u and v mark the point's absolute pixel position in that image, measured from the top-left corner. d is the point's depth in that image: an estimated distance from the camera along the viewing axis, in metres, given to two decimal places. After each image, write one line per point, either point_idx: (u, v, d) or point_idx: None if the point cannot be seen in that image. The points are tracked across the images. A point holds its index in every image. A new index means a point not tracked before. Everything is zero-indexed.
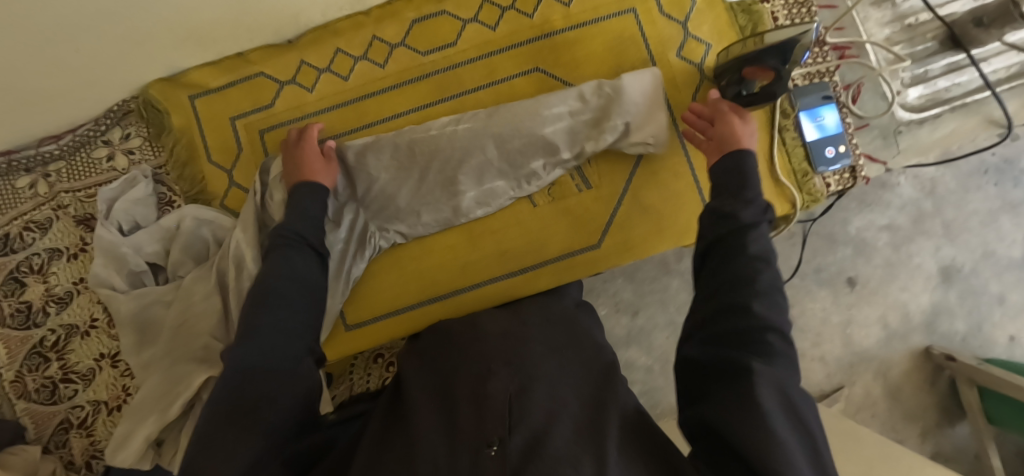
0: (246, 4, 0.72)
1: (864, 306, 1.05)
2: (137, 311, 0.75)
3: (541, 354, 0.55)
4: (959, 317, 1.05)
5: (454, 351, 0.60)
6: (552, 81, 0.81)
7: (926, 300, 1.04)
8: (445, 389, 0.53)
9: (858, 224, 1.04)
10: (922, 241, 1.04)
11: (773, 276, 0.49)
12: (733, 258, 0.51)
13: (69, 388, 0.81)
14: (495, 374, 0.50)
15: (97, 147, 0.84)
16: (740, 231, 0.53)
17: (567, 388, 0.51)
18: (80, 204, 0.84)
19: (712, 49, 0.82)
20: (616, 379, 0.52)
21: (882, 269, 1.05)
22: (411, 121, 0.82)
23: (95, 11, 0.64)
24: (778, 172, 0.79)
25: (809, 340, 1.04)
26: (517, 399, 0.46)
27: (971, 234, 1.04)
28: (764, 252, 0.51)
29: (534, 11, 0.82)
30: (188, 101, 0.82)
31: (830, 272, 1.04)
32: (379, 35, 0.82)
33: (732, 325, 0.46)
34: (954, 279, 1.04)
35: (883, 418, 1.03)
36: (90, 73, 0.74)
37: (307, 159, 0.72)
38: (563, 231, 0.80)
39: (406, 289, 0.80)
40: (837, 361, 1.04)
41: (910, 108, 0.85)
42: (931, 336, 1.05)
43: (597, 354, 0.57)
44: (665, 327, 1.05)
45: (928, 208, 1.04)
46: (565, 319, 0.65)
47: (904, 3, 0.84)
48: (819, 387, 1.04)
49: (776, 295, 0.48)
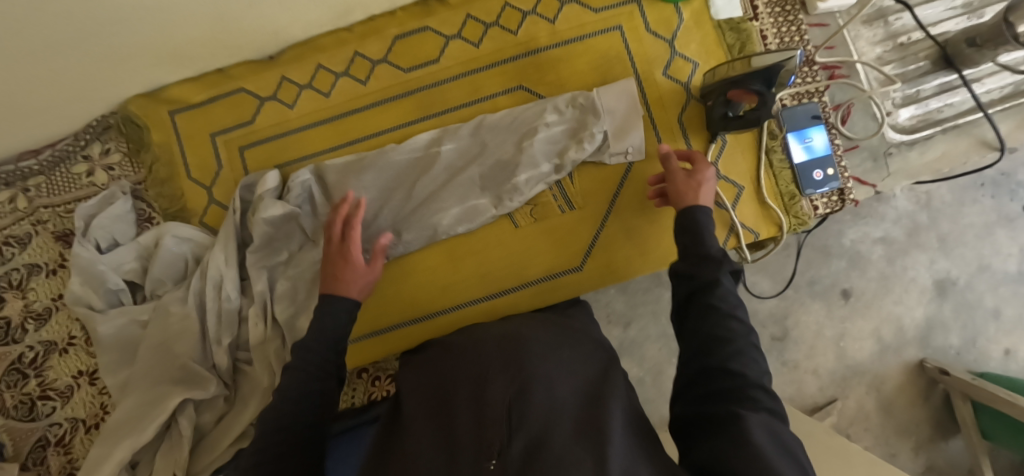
0: (225, 22, 0.71)
1: (858, 319, 0.99)
2: (115, 331, 0.75)
3: (538, 353, 0.55)
4: (953, 331, 0.99)
5: (450, 357, 0.60)
6: (536, 100, 0.80)
7: (920, 314, 0.98)
8: (443, 398, 0.53)
9: (852, 235, 0.99)
10: (917, 254, 0.99)
11: (747, 333, 0.51)
12: (707, 316, 0.52)
13: (47, 405, 0.80)
14: (494, 379, 0.50)
15: (77, 162, 0.83)
16: (709, 289, 0.55)
17: (565, 387, 0.50)
18: (59, 219, 0.83)
19: (699, 68, 0.80)
20: (612, 387, 0.52)
21: (875, 282, 0.99)
22: (393, 139, 0.81)
23: (70, 33, 0.63)
24: (764, 194, 0.78)
25: (802, 353, 0.98)
26: (516, 401, 0.46)
27: (967, 247, 0.99)
28: (735, 309, 0.53)
29: (518, 28, 0.81)
30: (168, 117, 0.82)
31: (824, 285, 0.99)
32: (362, 51, 0.81)
33: (711, 365, 0.49)
34: (948, 292, 0.98)
35: (876, 432, 0.97)
36: (68, 91, 0.73)
37: (343, 267, 0.66)
38: (545, 253, 0.78)
39: (386, 309, 0.79)
40: (830, 374, 0.98)
41: (901, 129, 0.84)
42: (924, 349, 0.98)
43: (590, 359, 0.58)
44: (657, 339, 1.01)
45: (923, 221, 0.99)
46: (559, 322, 0.66)
47: (896, 21, 0.83)
48: (812, 400, 0.98)
49: (752, 352, 0.50)
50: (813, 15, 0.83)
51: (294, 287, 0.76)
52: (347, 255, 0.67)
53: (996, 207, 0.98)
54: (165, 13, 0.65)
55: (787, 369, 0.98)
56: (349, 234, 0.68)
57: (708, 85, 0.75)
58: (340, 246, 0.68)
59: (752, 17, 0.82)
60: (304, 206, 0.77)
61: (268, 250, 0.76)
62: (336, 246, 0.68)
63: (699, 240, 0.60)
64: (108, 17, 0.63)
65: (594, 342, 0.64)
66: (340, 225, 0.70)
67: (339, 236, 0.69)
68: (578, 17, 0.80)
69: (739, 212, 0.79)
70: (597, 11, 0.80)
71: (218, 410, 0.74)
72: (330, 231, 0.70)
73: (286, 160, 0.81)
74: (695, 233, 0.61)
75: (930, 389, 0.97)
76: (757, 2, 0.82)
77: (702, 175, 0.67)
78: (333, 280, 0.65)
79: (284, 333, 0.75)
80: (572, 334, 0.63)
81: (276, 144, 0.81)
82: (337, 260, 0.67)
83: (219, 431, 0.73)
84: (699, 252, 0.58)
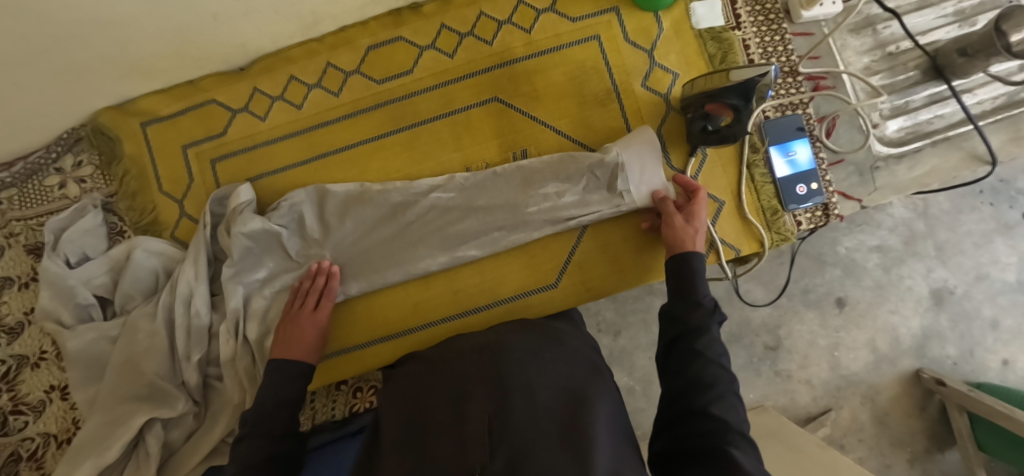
0: (189, 35, 0.69)
1: (853, 329, 0.96)
2: (83, 347, 0.74)
3: (518, 359, 0.53)
4: (951, 341, 0.95)
5: (430, 367, 0.59)
6: (511, 111, 0.78)
7: (916, 324, 0.96)
8: (420, 416, 0.51)
9: (848, 243, 0.97)
10: (914, 263, 0.96)
11: (730, 380, 0.51)
12: (692, 361, 0.52)
13: (20, 420, 0.80)
14: (473, 395, 0.49)
15: (49, 175, 0.82)
16: (698, 335, 0.54)
17: (549, 392, 0.49)
18: (32, 232, 0.82)
19: (679, 78, 0.78)
20: (595, 393, 0.51)
21: (871, 291, 0.97)
22: (365, 153, 0.79)
23: (30, 49, 0.62)
24: (745, 210, 0.76)
25: (795, 362, 0.96)
26: (496, 418, 0.45)
27: (964, 256, 0.96)
28: (720, 359, 0.53)
29: (493, 38, 0.79)
30: (140, 128, 0.81)
31: (819, 293, 0.97)
32: (334, 62, 0.80)
33: (688, 406, 0.49)
34: (945, 302, 0.95)
35: (871, 443, 0.94)
36: (34, 105, 0.72)
37: (305, 332, 0.68)
38: (519, 269, 0.77)
39: (358, 326, 0.78)
40: (824, 384, 0.95)
41: (889, 142, 0.81)
42: (921, 359, 0.95)
43: (573, 360, 0.56)
44: (648, 348, 0.98)
45: (920, 229, 0.96)
46: (540, 328, 0.64)
47: (885, 30, 0.81)
48: (805, 410, 0.95)
49: (732, 398, 0.49)
50: (797, 24, 0.80)
51: (266, 304, 0.75)
52: (316, 327, 0.69)
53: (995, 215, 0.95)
54: (126, 27, 0.64)
55: (780, 378, 0.96)
56: (322, 305, 0.71)
57: (687, 96, 0.73)
58: (309, 318, 0.69)
59: (734, 25, 0.79)
60: (290, 226, 0.75)
61: (245, 266, 0.74)
62: (307, 317, 0.69)
63: (691, 286, 0.60)
64: (66, 32, 0.62)
65: (593, 351, 0.64)
66: (315, 297, 0.71)
67: (312, 306, 0.70)
68: (554, 26, 0.79)
69: (719, 227, 0.76)
70: (573, 21, 0.79)
71: (187, 427, 0.73)
72: (301, 294, 0.72)
73: (258, 173, 0.80)
74: (688, 278, 0.61)
75: (928, 401, 0.94)
76: (739, 9, 0.79)
77: (700, 217, 0.67)
78: (296, 348, 0.66)
79: (254, 352, 0.73)
80: (554, 335, 0.62)
81: (247, 157, 0.80)
82: (305, 328, 0.68)
83: (188, 449, 0.72)
84: (690, 298, 0.58)
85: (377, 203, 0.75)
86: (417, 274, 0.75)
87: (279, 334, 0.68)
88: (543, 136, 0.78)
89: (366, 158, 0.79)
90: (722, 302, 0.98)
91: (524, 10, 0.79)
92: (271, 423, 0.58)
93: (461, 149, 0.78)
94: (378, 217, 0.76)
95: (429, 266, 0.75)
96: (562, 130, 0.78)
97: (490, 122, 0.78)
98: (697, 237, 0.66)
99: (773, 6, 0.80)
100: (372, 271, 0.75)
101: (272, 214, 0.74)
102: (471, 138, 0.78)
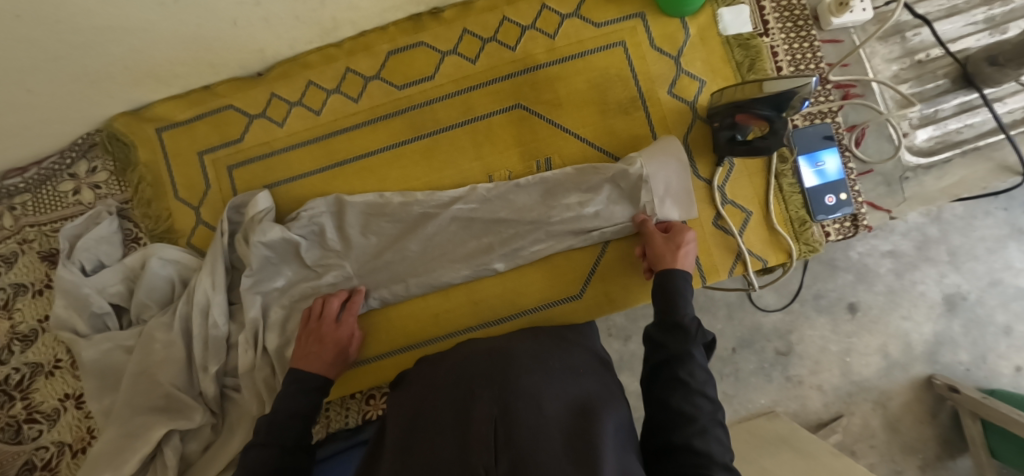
0: (205, 42, 0.68)
1: (865, 335, 0.94)
2: (98, 357, 0.73)
3: (526, 369, 0.52)
4: (963, 348, 0.93)
5: (436, 373, 0.59)
6: (533, 119, 0.77)
7: (929, 330, 0.93)
8: (422, 421, 0.51)
9: (860, 248, 0.95)
10: (927, 268, 0.94)
11: (713, 410, 0.49)
12: (675, 389, 0.50)
13: (34, 428, 0.78)
14: (478, 397, 0.48)
15: (63, 180, 0.81)
16: (680, 362, 0.52)
17: (555, 402, 0.48)
18: (45, 238, 0.81)
19: (705, 86, 0.77)
20: (602, 405, 0.50)
21: (883, 297, 0.95)
22: (385, 160, 0.78)
23: (44, 56, 0.61)
24: (773, 220, 0.75)
25: (807, 367, 0.94)
26: (501, 420, 0.44)
27: (977, 261, 0.94)
28: (705, 388, 0.50)
29: (516, 43, 0.78)
30: (155, 135, 0.80)
31: (831, 298, 0.95)
32: (353, 68, 0.78)
33: (670, 438, 0.47)
34: (959, 308, 0.93)
35: (882, 449, 0.92)
36: (46, 111, 0.71)
37: (328, 346, 0.67)
38: (540, 281, 0.76)
39: (377, 336, 0.77)
40: (835, 390, 0.93)
41: (918, 151, 0.80)
42: (932, 365, 0.93)
43: (577, 370, 0.57)
44: None
45: (933, 233, 0.94)
46: (557, 337, 0.64)
47: (914, 37, 0.80)
48: (816, 416, 0.93)
49: (716, 430, 0.47)
50: (826, 31, 0.79)
51: (288, 316, 0.74)
52: (339, 341, 0.68)
53: (1010, 220, 0.93)
54: (140, 34, 0.62)
55: (791, 384, 0.94)
56: (346, 320, 0.70)
57: (715, 105, 0.71)
58: (333, 331, 0.68)
59: (762, 32, 0.78)
60: (309, 238, 0.74)
61: (264, 275, 0.73)
62: (331, 330, 0.68)
63: (673, 309, 0.58)
64: (80, 39, 0.60)
65: (593, 358, 0.62)
66: (336, 312, 0.70)
67: (333, 319, 0.70)
68: (578, 32, 0.77)
69: (746, 239, 0.75)
70: (597, 26, 0.77)
71: (204, 438, 0.71)
72: (325, 305, 0.70)
73: (275, 180, 0.78)
74: (670, 300, 0.59)
75: (939, 407, 0.92)
76: (767, 16, 0.78)
77: (682, 234, 0.67)
78: (317, 362, 0.65)
79: (273, 363, 0.72)
80: (562, 345, 0.62)
81: (264, 163, 0.79)
82: (325, 342, 0.67)
83: (204, 462, 0.71)
84: (671, 322, 0.56)
85: (397, 212, 0.74)
86: (438, 284, 0.74)
87: (302, 346, 0.67)
88: (566, 144, 0.76)
89: (384, 166, 0.78)
90: (733, 308, 0.96)
91: (548, 15, 0.78)
92: (286, 433, 0.57)
93: (482, 158, 0.77)
94: (396, 226, 0.75)
95: (451, 276, 0.74)
96: (586, 137, 0.76)
97: (511, 130, 0.77)
98: (676, 251, 0.65)
99: (802, 12, 0.78)
100: (392, 279, 0.74)
101: (292, 223, 0.73)
102: (491, 146, 0.77)
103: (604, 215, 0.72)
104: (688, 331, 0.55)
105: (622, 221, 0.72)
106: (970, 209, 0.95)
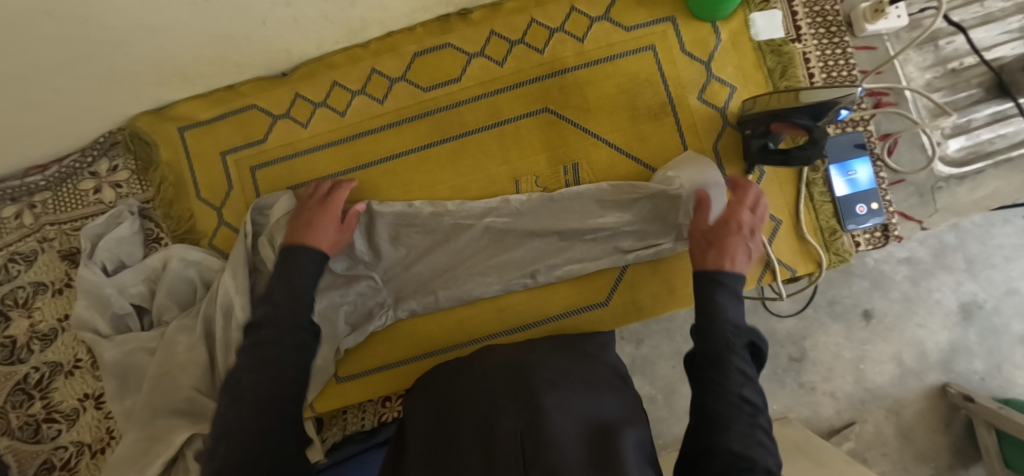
0: (233, 40, 0.67)
1: (879, 342, 0.91)
2: (120, 358, 0.72)
3: (547, 383, 0.52)
4: (978, 356, 0.90)
5: (459, 381, 0.59)
6: (562, 123, 0.76)
7: (944, 338, 0.90)
8: (447, 436, 0.50)
9: (876, 255, 0.91)
10: (944, 276, 0.90)
11: (754, 413, 0.48)
12: (715, 395, 0.49)
13: (52, 428, 0.78)
14: (502, 412, 0.48)
15: (84, 178, 0.80)
16: (718, 367, 0.51)
17: (574, 418, 0.47)
18: (66, 237, 0.81)
19: (736, 93, 0.75)
20: (624, 425, 0.49)
21: (898, 304, 0.91)
22: (410, 164, 0.77)
23: (73, 54, 0.60)
24: (804, 230, 0.74)
25: (820, 374, 0.91)
26: (528, 435, 0.43)
27: (995, 269, 0.89)
28: (744, 391, 0.49)
29: (544, 46, 0.76)
30: (177, 134, 0.79)
31: (846, 305, 0.91)
32: (378, 69, 0.77)
33: (707, 444, 0.46)
34: (975, 317, 0.89)
35: (894, 457, 0.89)
36: (72, 109, 0.70)
37: (315, 219, 0.68)
38: (567, 287, 0.75)
39: (400, 341, 0.76)
40: (848, 397, 0.90)
41: (950, 161, 0.79)
42: (947, 373, 0.90)
43: (601, 386, 0.56)
44: (671, 356, 0.90)
45: (951, 241, 0.90)
46: (581, 349, 0.63)
47: (947, 45, 0.78)
48: (829, 422, 0.90)
49: (758, 433, 0.46)
50: (859, 38, 0.78)
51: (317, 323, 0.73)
52: (327, 213, 0.69)
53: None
54: (170, 33, 0.61)
55: (804, 390, 0.91)
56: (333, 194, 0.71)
57: (749, 112, 0.70)
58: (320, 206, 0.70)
59: (794, 38, 0.77)
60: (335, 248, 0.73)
61: None
62: (319, 205, 0.70)
63: (707, 316, 0.57)
64: (110, 37, 0.59)
65: (614, 374, 0.61)
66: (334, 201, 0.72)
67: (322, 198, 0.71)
68: (607, 35, 0.76)
69: (776, 248, 0.74)
70: (627, 30, 0.76)
71: None
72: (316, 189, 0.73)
73: (298, 182, 0.78)
74: (709, 307, 0.57)
75: (953, 416, 0.89)
76: (799, 21, 0.77)
77: (727, 230, 0.62)
78: (309, 235, 0.66)
79: None
80: (584, 358, 0.61)
81: (287, 165, 0.78)
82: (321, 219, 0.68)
83: None
84: (709, 326, 0.55)
85: (429, 222, 0.74)
86: (468, 297, 0.74)
87: (295, 219, 0.69)
88: (594, 150, 0.75)
89: (410, 169, 0.77)
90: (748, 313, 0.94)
91: (576, 18, 0.76)
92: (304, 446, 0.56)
93: (509, 162, 0.76)
94: (428, 236, 0.74)
95: (473, 282, 0.74)
96: (614, 143, 0.75)
97: (539, 134, 0.76)
98: (708, 251, 0.61)
99: (835, 18, 0.77)
100: (416, 285, 0.74)
101: None
102: (519, 151, 0.76)
103: (633, 222, 0.72)
104: (727, 333, 0.54)
105: (648, 227, 0.72)
106: (987, 218, 0.91)
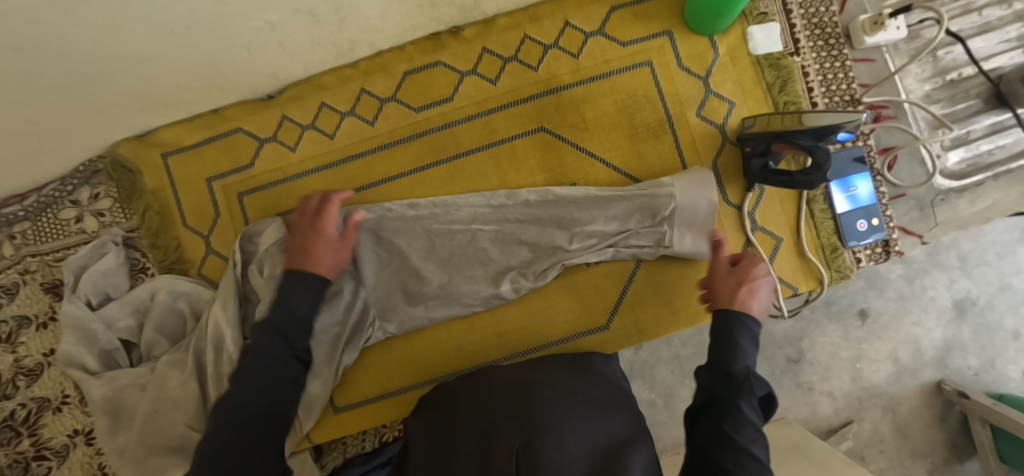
0: (217, 66, 0.64)
1: (876, 341, 0.87)
2: (110, 395, 0.70)
3: (549, 402, 0.51)
4: (972, 353, 0.87)
5: (458, 403, 0.57)
6: (558, 142, 0.74)
7: (939, 337, 0.87)
8: (446, 452, 0.50)
9: None
10: (937, 274, 0.87)
11: (760, 472, 0.46)
12: (720, 445, 0.47)
13: (43, 465, 0.76)
14: (500, 429, 0.48)
15: (64, 207, 0.77)
16: (727, 413, 0.49)
17: (581, 441, 0.47)
18: (48, 268, 0.78)
19: (735, 108, 0.74)
20: (630, 446, 0.49)
21: (893, 303, 0.88)
22: (402, 187, 0.75)
23: (48, 87, 0.57)
24: (805, 248, 0.73)
25: (818, 374, 0.87)
26: (524, 455, 0.43)
27: (988, 266, 0.87)
28: (751, 445, 0.47)
29: (539, 63, 0.74)
30: (161, 160, 0.76)
31: (842, 305, 0.87)
32: (368, 89, 0.75)
33: None
34: (968, 314, 0.87)
35: (892, 454, 0.86)
36: (53, 139, 0.67)
37: (315, 242, 0.65)
38: (566, 313, 0.74)
39: (399, 369, 0.75)
40: (846, 397, 0.87)
41: (950, 174, 0.78)
42: (942, 370, 0.87)
43: (607, 405, 0.55)
44: (670, 361, 0.86)
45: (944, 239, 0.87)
46: (577, 364, 0.63)
47: (946, 55, 0.77)
48: (827, 422, 0.87)
49: None
50: (858, 49, 0.76)
51: None
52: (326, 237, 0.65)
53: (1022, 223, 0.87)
54: (152, 63, 0.59)
55: (802, 391, 0.87)
56: (326, 211, 0.66)
57: (748, 131, 0.70)
58: (318, 229, 0.65)
59: (792, 51, 0.75)
60: None
61: None
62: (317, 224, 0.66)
63: (728, 352, 0.53)
64: (88, 70, 0.57)
65: (618, 392, 0.60)
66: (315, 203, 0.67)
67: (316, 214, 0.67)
68: (604, 51, 0.74)
69: (777, 266, 0.74)
70: (624, 45, 0.74)
71: None
72: (307, 204, 0.68)
73: (288, 207, 0.75)
74: (726, 342, 0.55)
75: (948, 412, 0.87)
76: (798, 34, 0.75)
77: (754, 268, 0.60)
78: (310, 259, 0.64)
79: None
80: (585, 376, 0.60)
81: (276, 190, 0.76)
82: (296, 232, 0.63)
83: None
84: (722, 367, 0.53)
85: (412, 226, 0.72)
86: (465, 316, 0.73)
87: (295, 241, 0.65)
88: (593, 170, 0.74)
89: (404, 192, 0.75)
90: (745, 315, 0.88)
91: (571, 34, 0.74)
92: None
93: (505, 183, 0.74)
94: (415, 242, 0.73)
95: (471, 302, 0.72)
96: (612, 162, 0.74)
97: (536, 154, 0.74)
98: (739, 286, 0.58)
99: (833, 30, 0.75)
100: (413, 309, 0.73)
101: None
102: (516, 172, 0.74)
103: (617, 225, 0.71)
104: (737, 377, 0.51)
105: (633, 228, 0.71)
106: None
